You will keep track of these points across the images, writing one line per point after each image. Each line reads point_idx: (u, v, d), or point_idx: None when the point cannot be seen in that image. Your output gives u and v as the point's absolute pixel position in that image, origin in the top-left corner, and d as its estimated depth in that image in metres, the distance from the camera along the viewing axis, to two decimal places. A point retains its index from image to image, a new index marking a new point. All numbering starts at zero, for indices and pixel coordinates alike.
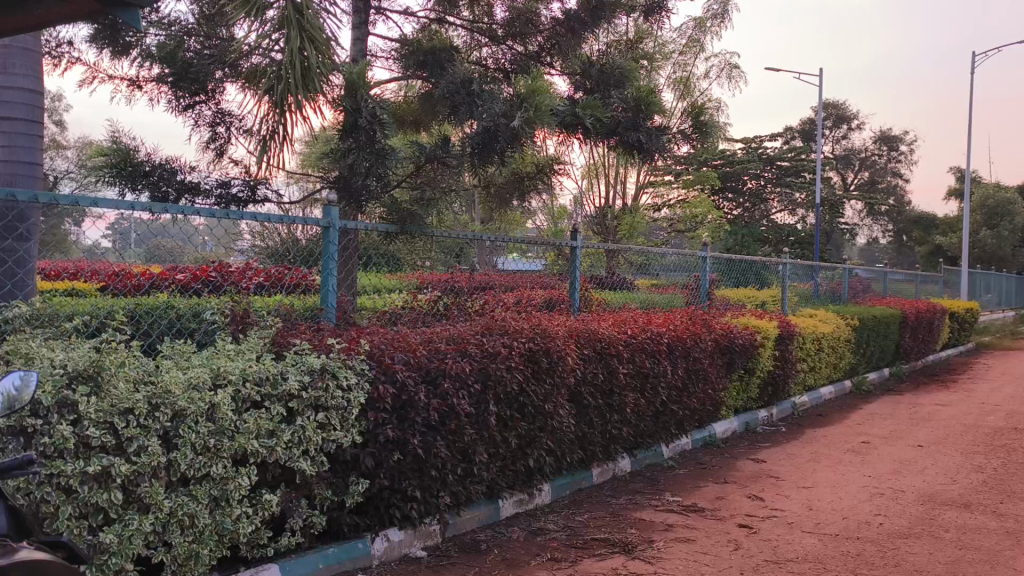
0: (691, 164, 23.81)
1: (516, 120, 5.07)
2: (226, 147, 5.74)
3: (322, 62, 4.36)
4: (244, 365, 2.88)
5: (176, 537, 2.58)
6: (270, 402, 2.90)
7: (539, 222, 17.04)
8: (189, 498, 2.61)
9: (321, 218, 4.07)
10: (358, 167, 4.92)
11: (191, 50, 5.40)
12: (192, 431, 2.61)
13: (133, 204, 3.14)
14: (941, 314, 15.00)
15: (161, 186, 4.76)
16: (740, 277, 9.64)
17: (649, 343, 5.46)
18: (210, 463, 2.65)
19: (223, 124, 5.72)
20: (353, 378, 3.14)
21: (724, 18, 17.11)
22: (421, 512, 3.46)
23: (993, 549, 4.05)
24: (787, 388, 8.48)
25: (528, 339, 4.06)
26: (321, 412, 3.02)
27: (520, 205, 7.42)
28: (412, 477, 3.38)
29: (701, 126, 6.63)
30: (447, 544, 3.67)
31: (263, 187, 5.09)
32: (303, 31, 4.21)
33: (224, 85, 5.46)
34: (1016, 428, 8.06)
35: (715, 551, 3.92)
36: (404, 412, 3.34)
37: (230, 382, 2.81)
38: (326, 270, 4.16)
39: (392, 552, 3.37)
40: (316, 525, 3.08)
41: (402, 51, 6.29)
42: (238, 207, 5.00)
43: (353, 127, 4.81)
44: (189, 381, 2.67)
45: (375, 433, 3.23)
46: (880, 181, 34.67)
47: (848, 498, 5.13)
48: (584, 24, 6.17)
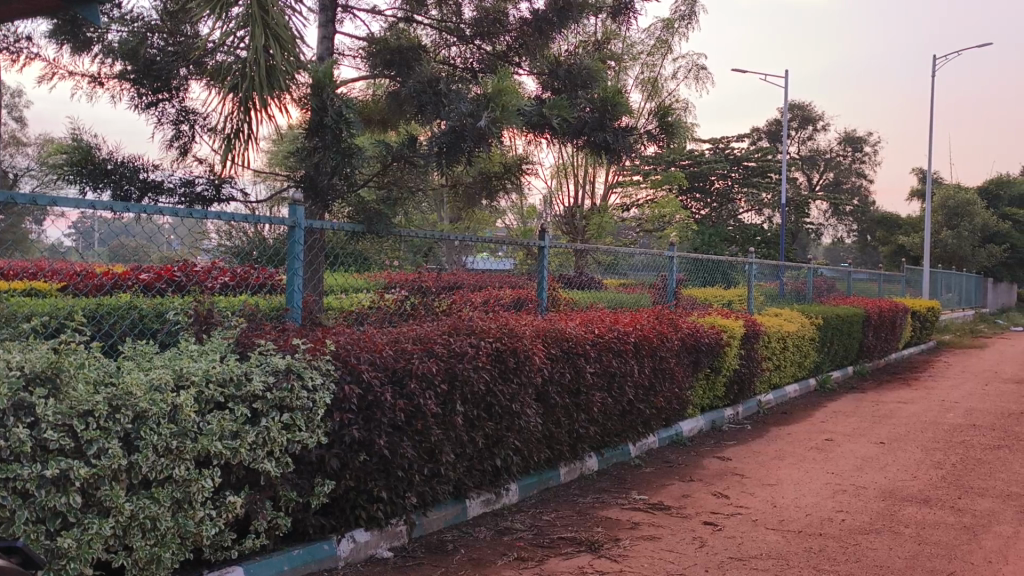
0: (658, 164, 23.95)
1: (482, 120, 5.01)
2: (189, 145, 5.68)
3: (287, 59, 4.31)
4: (207, 365, 2.86)
5: (137, 541, 2.56)
6: (233, 403, 2.89)
7: (509, 221, 17.06)
8: (151, 500, 2.60)
9: (286, 217, 4.04)
10: (324, 166, 4.87)
11: (154, 47, 5.35)
12: (153, 434, 2.60)
13: (91, 202, 3.08)
14: (903, 313, 15.27)
15: (123, 185, 4.71)
16: (707, 277, 9.74)
17: (616, 342, 5.50)
18: (172, 465, 2.64)
19: (187, 122, 5.68)
20: (318, 378, 3.14)
21: (692, 19, 17.22)
22: (387, 512, 3.46)
23: (950, 544, 4.15)
24: (753, 386, 8.56)
25: (494, 339, 4.09)
26: (286, 413, 3.01)
27: (488, 205, 7.40)
28: (378, 478, 3.39)
29: (668, 126, 6.70)
30: (414, 544, 3.68)
31: (228, 185, 5.04)
32: (268, 29, 4.17)
33: (189, 82, 5.41)
34: (974, 425, 8.24)
35: (680, 549, 3.97)
36: (370, 412, 3.34)
37: (193, 383, 2.79)
38: (292, 270, 4.14)
39: (358, 554, 3.37)
40: (281, 526, 3.07)
41: (369, 51, 6.25)
42: (202, 206, 4.96)
43: (319, 127, 4.85)
44: (151, 383, 2.65)
45: (341, 434, 3.22)
46: (845, 181, 35.15)
47: (811, 494, 5.22)
48: (551, 24, 6.19)
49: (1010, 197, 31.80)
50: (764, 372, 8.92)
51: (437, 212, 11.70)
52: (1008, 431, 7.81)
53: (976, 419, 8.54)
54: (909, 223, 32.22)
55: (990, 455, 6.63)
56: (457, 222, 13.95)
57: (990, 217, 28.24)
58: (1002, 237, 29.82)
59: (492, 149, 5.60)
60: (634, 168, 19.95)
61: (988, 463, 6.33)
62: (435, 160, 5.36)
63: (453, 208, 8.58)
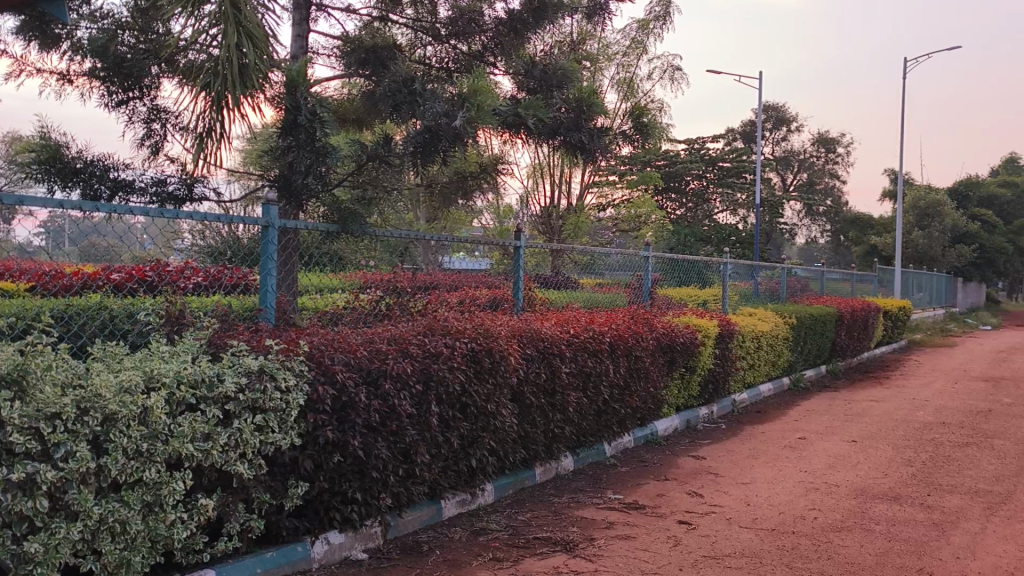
0: (634, 165, 24.01)
1: (458, 119, 5.05)
2: (161, 144, 5.60)
3: (260, 58, 4.25)
4: (178, 366, 2.80)
5: (106, 545, 2.51)
6: (205, 404, 2.84)
7: (485, 221, 17.00)
8: (120, 504, 2.55)
9: (259, 217, 3.97)
10: (297, 166, 4.80)
11: (125, 44, 5.24)
12: (123, 436, 2.54)
13: (60, 201, 2.96)
14: (875, 312, 15.41)
15: (93, 184, 4.60)
16: (683, 277, 9.67)
17: (591, 342, 5.48)
18: (143, 468, 2.59)
19: (158, 121, 5.59)
20: (292, 379, 3.09)
21: (666, 20, 17.30)
22: (362, 514, 3.41)
23: (920, 541, 4.18)
24: (727, 385, 8.60)
25: (469, 339, 4.06)
26: (258, 415, 2.96)
27: (463, 205, 7.34)
28: (352, 479, 3.34)
29: (642, 127, 6.69)
30: (389, 546, 3.63)
31: (200, 185, 4.97)
32: (241, 27, 4.12)
33: (161, 80, 5.32)
34: (944, 423, 8.32)
35: (655, 548, 3.96)
36: (344, 413, 3.29)
37: (164, 385, 2.73)
38: (265, 270, 4.08)
39: (333, 555, 3.32)
40: (254, 529, 3.02)
41: (343, 50, 6.18)
42: (174, 206, 4.86)
43: (292, 126, 4.79)
44: (121, 385, 2.59)
45: (315, 435, 3.16)
46: (818, 181, 35.45)
47: (785, 493, 5.24)
48: (526, 25, 6.15)
49: (979, 197, 32.22)
50: (738, 371, 8.96)
51: (412, 211, 11.63)
52: (977, 429, 7.91)
53: (946, 417, 8.63)
54: (881, 223, 32.57)
55: (959, 453, 6.70)
56: (432, 222, 13.88)
57: (959, 217, 28.61)
58: (971, 237, 29.99)
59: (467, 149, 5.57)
60: (610, 167, 19.98)
61: (957, 460, 6.40)
62: (410, 159, 5.30)
63: (429, 208, 8.53)
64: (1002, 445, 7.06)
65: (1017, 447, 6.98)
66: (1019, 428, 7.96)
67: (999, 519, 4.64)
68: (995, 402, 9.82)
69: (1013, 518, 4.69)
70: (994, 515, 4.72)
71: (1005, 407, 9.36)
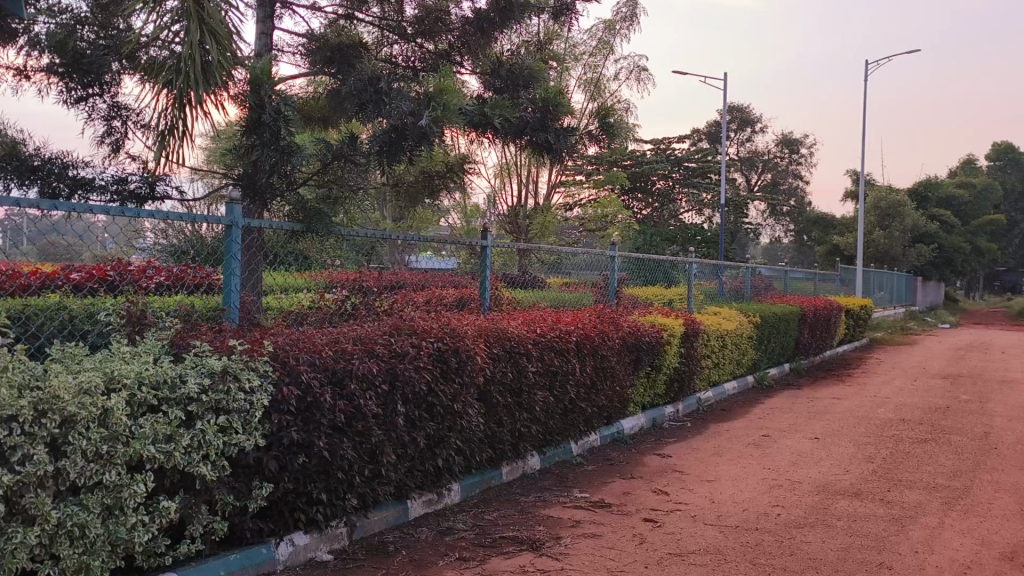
0: (601, 164, 24.10)
1: (423, 119, 5.03)
2: (122, 142, 5.52)
3: (223, 55, 4.19)
4: (140, 367, 2.77)
5: (65, 550, 2.47)
6: (168, 406, 2.81)
7: (452, 220, 16.94)
8: (80, 507, 2.51)
9: (223, 216, 3.91)
10: (262, 164, 4.75)
11: (84, 40, 5.14)
12: (82, 438, 2.51)
13: (16, 200, 2.90)
14: (837, 310, 15.64)
15: (51, 182, 4.54)
16: (650, 275, 9.63)
17: (557, 340, 5.50)
18: (102, 470, 2.55)
19: (119, 118, 5.51)
20: (256, 379, 3.06)
21: (633, 21, 17.41)
22: (327, 515, 3.39)
23: (880, 536, 4.26)
24: (692, 383, 8.67)
25: (436, 338, 4.06)
26: (221, 416, 2.94)
27: (430, 205, 7.31)
28: (318, 480, 3.31)
29: (608, 127, 6.72)
30: (354, 547, 3.61)
31: (163, 183, 4.87)
32: (203, 24, 4.05)
33: (121, 77, 5.25)
34: (903, 419, 8.48)
35: (620, 545, 4.00)
36: (309, 413, 3.26)
37: (125, 387, 2.69)
38: (228, 270, 4.03)
39: (298, 557, 3.30)
40: (218, 531, 2.98)
41: (309, 48, 6.12)
42: (136, 204, 4.78)
43: (256, 124, 4.70)
44: (80, 387, 2.55)
45: (279, 436, 3.14)
46: (782, 182, 35.89)
47: (748, 490, 5.30)
48: (493, 25, 6.12)
49: (938, 198, 32.86)
50: (703, 369, 9.04)
51: (378, 211, 11.55)
52: (935, 425, 8.06)
53: (904, 414, 8.80)
54: (842, 223, 33.05)
55: (918, 449, 6.83)
56: (399, 221, 13.80)
57: (919, 217, 29.14)
58: (930, 237, 30.55)
59: (433, 149, 5.57)
60: (577, 167, 20.04)
61: (915, 456, 6.52)
62: (375, 159, 5.35)
63: (395, 208, 8.50)
64: (958, 441, 7.21)
65: (973, 442, 7.13)
66: (975, 424, 8.13)
67: (955, 513, 4.75)
68: (953, 398, 10.02)
69: (969, 512, 4.80)
70: (951, 510, 4.82)
71: (962, 403, 9.56)
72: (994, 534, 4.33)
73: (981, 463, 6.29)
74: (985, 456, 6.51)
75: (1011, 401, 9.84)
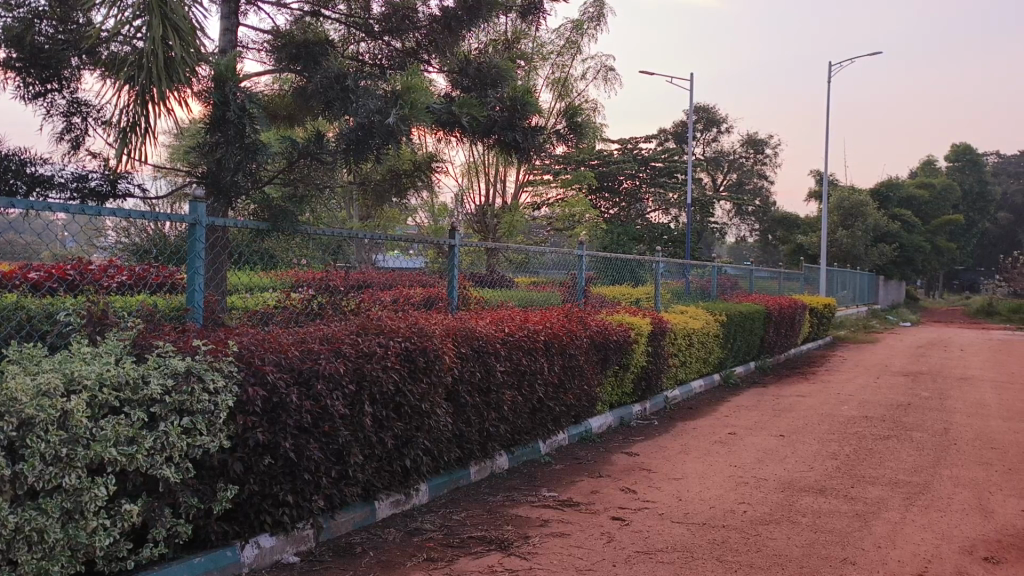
0: (568, 164, 24.11)
1: (391, 117, 4.96)
2: (82, 139, 5.37)
3: (187, 51, 4.08)
4: (101, 368, 2.67)
5: (22, 555, 2.38)
6: (130, 407, 2.71)
7: (419, 220, 16.83)
8: (38, 512, 2.41)
9: (187, 214, 3.81)
10: (227, 162, 4.65)
11: (43, 34, 4.98)
12: (41, 441, 2.41)
13: None
14: (802, 309, 15.80)
15: (7, 178, 4.40)
16: (618, 275, 9.61)
17: (526, 340, 5.45)
18: (62, 474, 2.45)
19: (79, 114, 5.37)
20: (220, 380, 2.97)
21: (600, 21, 17.45)
22: (293, 516, 3.31)
23: (844, 531, 4.27)
24: (659, 382, 8.67)
25: (403, 338, 3.98)
26: (186, 417, 2.85)
27: (397, 204, 7.22)
28: (284, 481, 3.24)
29: (577, 126, 6.70)
30: (321, 548, 3.53)
31: (125, 180, 4.72)
32: (166, 19, 3.94)
33: (81, 72, 5.14)
34: (866, 416, 8.56)
35: (588, 544, 3.96)
36: (275, 414, 3.18)
37: (86, 388, 2.59)
38: (192, 270, 3.91)
39: (263, 559, 3.22)
40: (182, 534, 2.88)
41: (274, 44, 5.96)
42: (97, 202, 4.61)
43: (220, 121, 4.60)
44: (38, 388, 2.45)
45: (244, 438, 3.06)
46: (747, 182, 36.21)
47: (714, 487, 5.30)
48: (461, 22, 6.01)
49: (899, 198, 33.39)
50: (671, 368, 9.06)
51: (345, 208, 11.44)
52: (897, 422, 8.15)
53: (867, 411, 8.89)
54: (806, 223, 33.43)
55: (880, 445, 6.89)
56: (366, 220, 13.68)
57: (881, 218, 29.57)
58: (891, 237, 31.03)
59: (401, 147, 5.52)
60: (545, 166, 20.00)
61: (878, 452, 6.58)
62: (343, 157, 5.19)
63: (361, 207, 8.41)
64: (920, 437, 7.29)
65: (933, 438, 7.22)
66: (936, 421, 8.23)
67: (917, 508, 4.79)
68: (914, 395, 10.16)
69: (930, 507, 4.84)
70: (912, 505, 4.86)
71: (922, 400, 9.70)
72: (954, 528, 4.36)
73: (941, 458, 6.37)
74: (946, 452, 6.58)
75: (970, 398, 10.00)
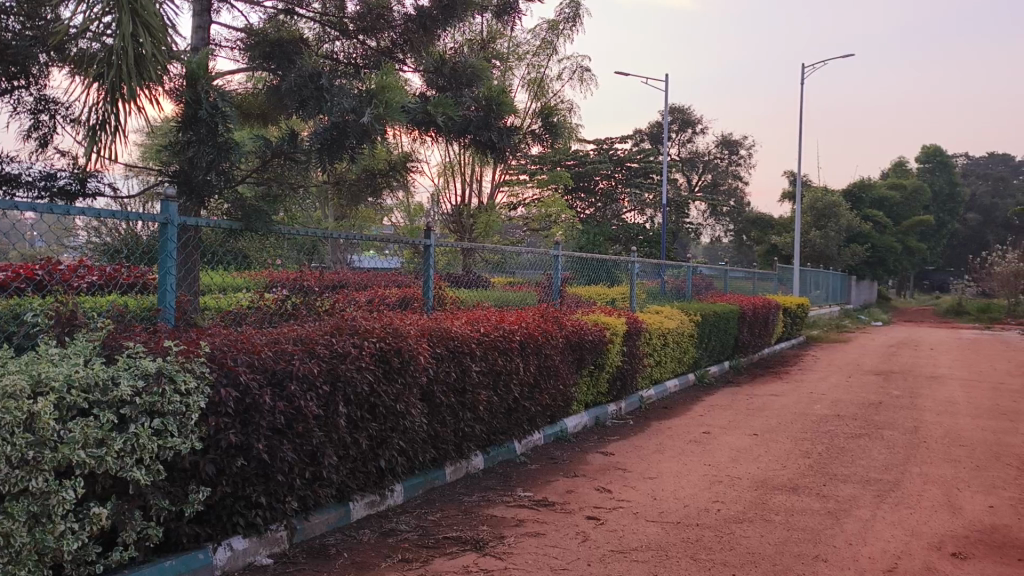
0: (545, 164, 24.11)
1: (365, 116, 4.89)
2: (50, 137, 5.28)
3: (158, 49, 4.00)
4: (69, 369, 2.60)
5: None
6: (99, 409, 2.65)
7: (395, 220, 16.74)
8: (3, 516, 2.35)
9: (158, 214, 3.73)
10: (199, 161, 4.57)
11: (9, 30, 4.88)
12: (6, 444, 2.35)
13: None
14: (776, 308, 15.90)
15: None
16: (594, 274, 9.58)
17: (501, 340, 5.41)
18: (28, 477, 2.39)
19: (47, 112, 5.27)
20: (192, 381, 2.91)
21: (576, 22, 17.44)
22: (266, 518, 3.26)
23: (816, 529, 4.29)
24: (634, 381, 8.68)
25: (378, 338, 3.94)
26: (156, 418, 2.78)
27: (373, 203, 7.15)
28: (257, 483, 3.19)
29: (552, 127, 6.69)
30: (295, 550, 3.48)
31: (95, 179, 4.61)
32: (135, 16, 3.85)
33: (48, 69, 5.05)
34: (839, 415, 8.63)
35: (563, 544, 3.94)
36: (248, 415, 3.12)
37: (53, 390, 2.52)
38: (164, 269, 3.83)
39: (236, 562, 3.16)
40: (153, 537, 2.82)
41: (246, 43, 5.89)
42: (65, 201, 4.52)
43: (192, 119, 4.52)
44: (3, 390, 2.39)
45: (216, 439, 3.00)
46: (722, 182, 36.41)
47: (689, 486, 5.30)
48: (436, 21, 5.98)
49: (871, 199, 33.75)
50: (646, 368, 9.07)
51: (319, 208, 11.34)
52: (868, 420, 8.21)
53: (840, 410, 8.95)
54: (781, 224, 33.68)
55: (852, 443, 6.94)
56: (341, 221, 13.59)
57: (854, 219, 29.87)
58: (864, 237, 31.35)
59: (376, 146, 5.46)
60: (521, 165, 19.96)
61: (849, 450, 6.63)
62: (317, 157, 5.13)
63: (336, 206, 8.35)
64: (891, 436, 7.34)
65: (904, 436, 7.29)
66: (906, 419, 8.30)
67: (888, 506, 4.82)
68: (885, 394, 10.25)
69: (900, 504, 4.88)
70: (883, 502, 4.89)
71: (893, 399, 9.79)
72: (924, 525, 4.40)
73: (911, 456, 6.42)
74: (916, 450, 6.64)
75: (940, 396, 10.12)
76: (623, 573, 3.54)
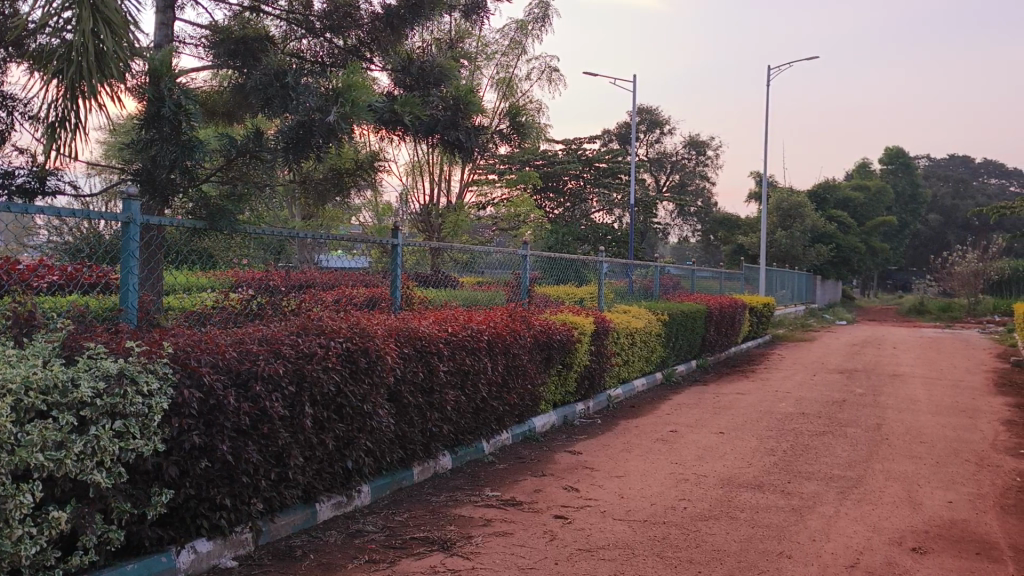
0: (514, 164, 24.08)
1: (331, 115, 4.85)
2: (8, 133, 5.17)
3: (119, 45, 3.91)
4: (26, 370, 2.52)
5: None
6: (58, 411, 2.58)
7: (363, 219, 16.62)
8: None
9: (120, 213, 3.66)
10: (162, 159, 4.50)
11: None
12: None
13: None
14: (742, 308, 16.03)
15: None
16: (563, 274, 9.57)
17: (469, 339, 5.40)
18: None
19: (4, 108, 5.16)
20: (155, 381, 2.85)
21: (545, 22, 17.44)
22: (231, 520, 3.21)
23: (781, 526, 4.32)
24: (602, 380, 8.69)
25: (345, 338, 3.90)
26: (118, 420, 2.72)
27: (340, 202, 7.07)
28: (222, 485, 3.14)
29: (519, 127, 6.70)
30: (260, 552, 3.44)
31: (55, 176, 4.54)
32: (96, 12, 3.78)
33: (7, 65, 4.95)
34: (804, 413, 8.71)
35: (531, 543, 3.93)
36: (212, 416, 3.07)
37: (10, 392, 2.45)
38: (127, 268, 3.77)
39: (200, 565, 3.11)
40: (114, 541, 2.75)
41: (210, 39, 5.80)
42: (23, 199, 4.44)
43: (155, 117, 4.45)
44: None
45: (179, 441, 2.95)
46: (689, 183, 36.63)
47: (656, 485, 5.32)
48: (403, 20, 5.93)
49: (836, 199, 34.18)
50: (614, 367, 9.09)
51: (286, 207, 11.23)
52: (832, 418, 8.30)
53: (805, 408, 9.04)
54: (748, 224, 33.98)
55: (817, 441, 7.01)
56: (308, 221, 13.46)
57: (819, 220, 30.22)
58: (829, 237, 31.73)
59: (342, 145, 5.40)
60: (490, 165, 19.94)
61: (814, 448, 6.70)
62: (283, 156, 5.10)
63: (302, 204, 8.26)
64: (854, 433, 7.43)
65: (866, 434, 7.37)
66: (869, 417, 8.41)
67: (852, 502, 4.87)
68: (849, 393, 10.38)
69: (863, 500, 4.94)
70: (846, 499, 4.95)
71: (856, 397, 9.91)
72: (885, 521, 4.46)
73: (875, 453, 6.50)
74: (878, 447, 6.73)
75: (903, 394, 10.26)
76: (590, 571, 3.55)
